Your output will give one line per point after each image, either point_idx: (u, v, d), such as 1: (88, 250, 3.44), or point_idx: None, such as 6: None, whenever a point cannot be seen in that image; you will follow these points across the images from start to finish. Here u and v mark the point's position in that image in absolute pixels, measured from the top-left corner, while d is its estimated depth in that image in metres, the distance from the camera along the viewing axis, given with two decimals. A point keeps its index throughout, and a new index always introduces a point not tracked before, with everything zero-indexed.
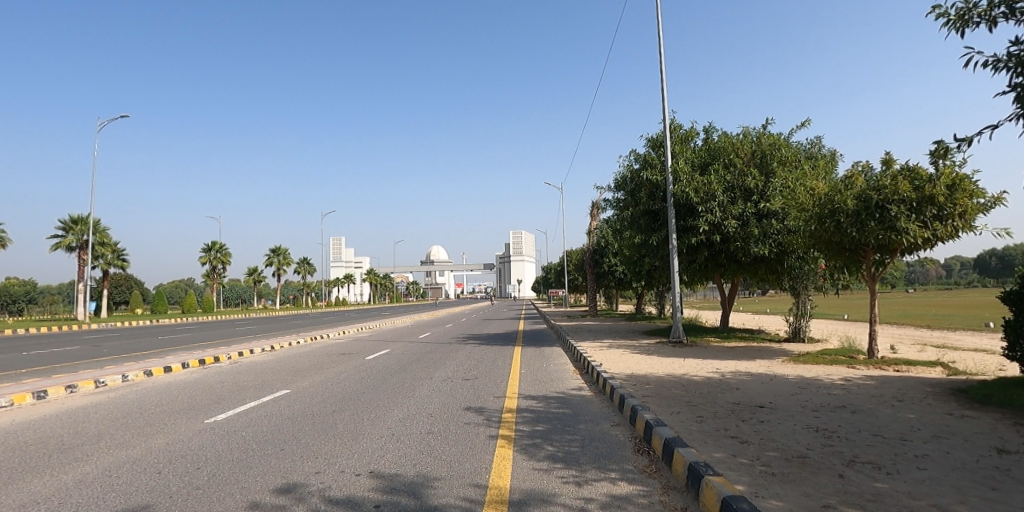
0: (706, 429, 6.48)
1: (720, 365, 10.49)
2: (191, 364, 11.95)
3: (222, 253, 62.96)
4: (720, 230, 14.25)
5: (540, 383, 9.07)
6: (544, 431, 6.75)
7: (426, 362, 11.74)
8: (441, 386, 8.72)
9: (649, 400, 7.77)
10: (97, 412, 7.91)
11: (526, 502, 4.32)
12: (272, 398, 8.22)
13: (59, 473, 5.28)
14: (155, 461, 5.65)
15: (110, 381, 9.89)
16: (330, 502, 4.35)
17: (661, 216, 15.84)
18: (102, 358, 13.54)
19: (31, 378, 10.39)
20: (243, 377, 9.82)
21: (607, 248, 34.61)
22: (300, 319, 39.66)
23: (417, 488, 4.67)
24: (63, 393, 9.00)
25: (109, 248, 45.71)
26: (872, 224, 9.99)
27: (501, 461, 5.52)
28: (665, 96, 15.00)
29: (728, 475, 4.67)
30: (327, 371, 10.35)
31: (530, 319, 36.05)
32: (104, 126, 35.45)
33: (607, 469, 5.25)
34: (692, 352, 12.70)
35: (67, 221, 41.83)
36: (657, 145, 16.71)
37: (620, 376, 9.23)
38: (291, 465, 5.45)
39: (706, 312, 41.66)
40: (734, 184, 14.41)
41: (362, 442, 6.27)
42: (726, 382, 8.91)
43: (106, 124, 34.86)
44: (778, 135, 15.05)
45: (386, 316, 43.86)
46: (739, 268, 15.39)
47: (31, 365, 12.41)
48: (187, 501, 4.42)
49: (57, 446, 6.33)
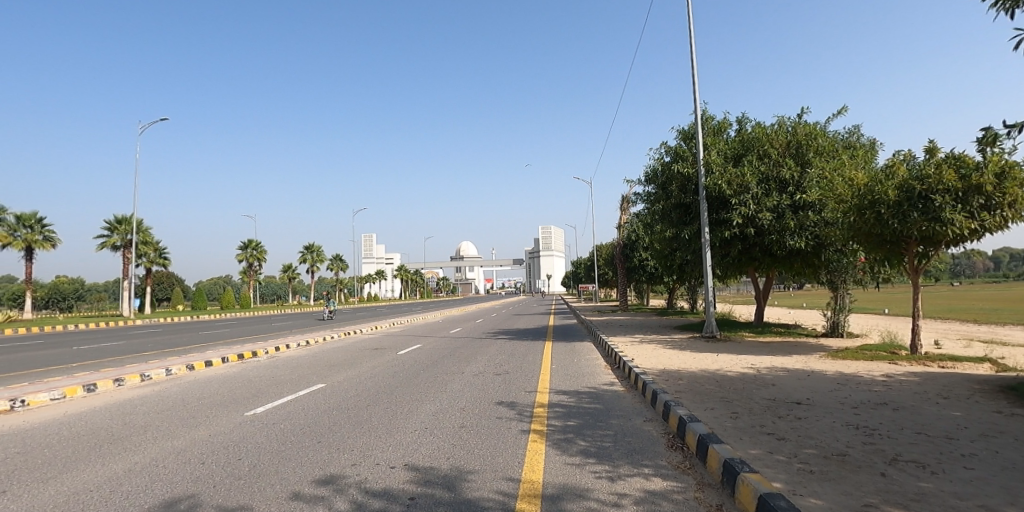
0: (741, 425, 6.38)
1: (755, 360, 10.26)
2: (230, 359, 12.28)
3: (257, 250, 64.48)
4: (755, 223, 13.94)
5: (572, 378, 9.06)
6: (576, 426, 6.74)
7: (457, 357, 11.79)
8: (472, 381, 8.75)
9: (682, 396, 7.67)
10: (144, 404, 8.24)
11: (561, 496, 4.32)
12: (308, 392, 8.39)
13: (109, 462, 5.52)
14: (199, 452, 5.85)
15: (155, 374, 10.25)
16: (367, 494, 4.44)
17: (693, 209, 15.61)
18: (146, 352, 14.05)
19: (82, 371, 10.83)
20: (280, 371, 10.03)
21: (638, 242, 34.25)
22: (337, 315, 40.79)
23: (451, 482, 4.73)
24: (112, 386, 9.41)
25: (152, 246, 47.38)
26: (915, 215, 9.62)
27: (534, 456, 5.55)
28: (696, 88, 14.64)
29: (763, 472, 4.58)
30: (360, 366, 10.51)
31: (562, 314, 35.81)
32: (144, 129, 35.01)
33: (640, 465, 5.21)
34: (726, 347, 12.48)
35: (112, 221, 43.49)
36: (688, 138, 16.42)
37: (652, 371, 9.14)
38: (328, 457, 5.57)
39: (740, 307, 40.70)
40: (769, 175, 14.03)
41: (396, 436, 6.37)
42: (761, 377, 8.74)
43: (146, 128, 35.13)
44: (814, 124, 14.62)
45: (419, 312, 44.65)
46: (774, 262, 15.02)
47: (82, 359, 12.97)
48: (229, 491, 4.56)
49: (107, 437, 6.61)
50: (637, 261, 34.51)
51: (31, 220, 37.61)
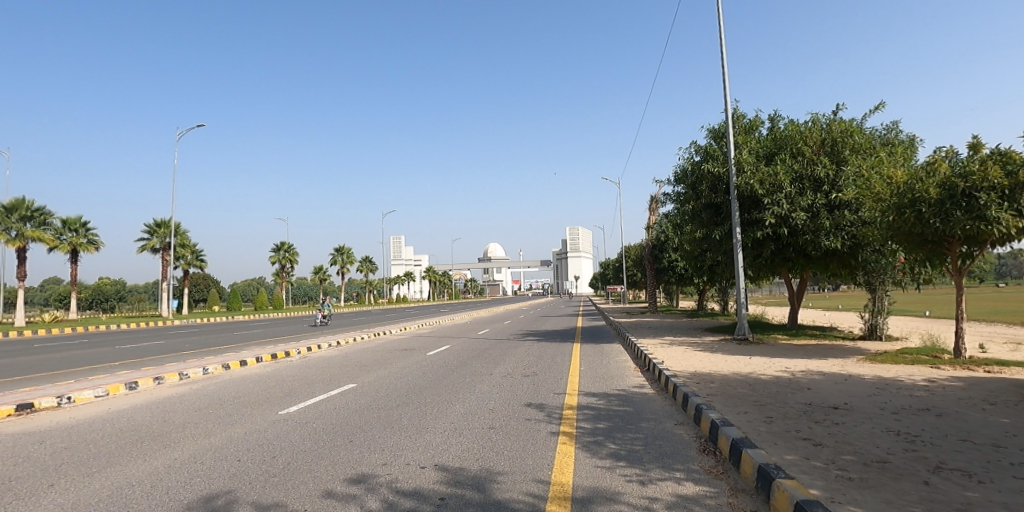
0: (776, 430, 6.23)
1: (790, 363, 10.01)
2: (264, 359, 12.57)
3: (289, 253, 65.90)
4: (788, 223, 13.62)
5: (601, 380, 8.98)
6: (606, 428, 6.68)
7: (485, 358, 11.81)
8: (501, 382, 8.76)
9: (714, 400, 7.53)
10: (182, 402, 8.49)
11: (591, 499, 4.28)
12: (340, 392, 8.51)
13: (150, 458, 5.70)
14: (235, 449, 5.99)
15: (192, 374, 10.53)
16: (398, 493, 4.48)
17: (724, 209, 15.35)
18: (184, 352, 14.49)
19: (123, 370, 11.22)
20: (312, 371, 10.20)
21: (667, 243, 33.83)
22: (367, 316, 41.39)
23: (481, 483, 4.73)
24: (152, 384, 9.73)
25: (189, 249, 48.89)
26: (958, 214, 9.25)
27: (563, 458, 5.51)
28: (727, 86, 14.40)
29: (801, 478, 4.45)
30: (390, 367, 10.62)
31: (589, 316, 35.60)
32: (181, 135, 36.06)
33: (672, 469, 5.14)
34: (759, 349, 12.22)
35: (152, 224, 45.05)
36: (718, 137, 16.16)
37: (683, 373, 9.00)
38: (359, 456, 5.63)
39: (772, 309, 39.80)
40: (803, 174, 13.70)
41: (426, 436, 6.42)
42: (796, 381, 8.52)
43: (183, 135, 36.38)
44: (850, 121, 14.22)
45: (447, 312, 45.02)
46: (809, 263, 14.65)
47: (124, 358, 13.44)
48: (265, 488, 4.65)
49: (148, 433, 6.83)
50: (666, 262, 34.09)
51: (76, 224, 39.21)
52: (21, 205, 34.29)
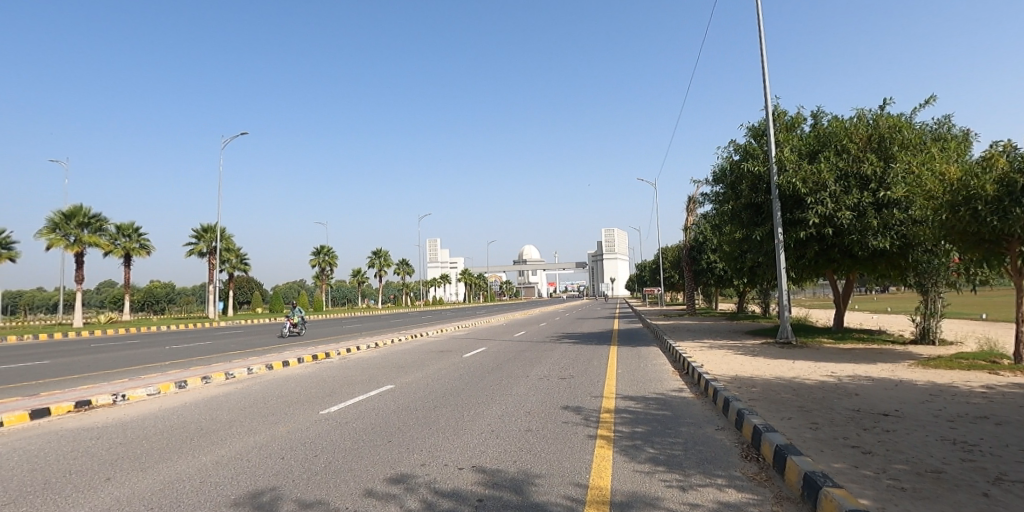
0: (822, 437, 6.03)
1: (836, 368, 9.67)
2: (306, 359, 12.91)
3: (328, 256, 67.51)
4: (833, 223, 13.18)
5: (639, 383, 8.87)
6: (644, 432, 6.59)
7: (522, 360, 11.82)
8: (537, 385, 8.75)
9: (757, 404, 7.34)
10: (229, 401, 8.79)
11: (630, 504, 4.23)
12: (379, 393, 8.66)
13: (200, 454, 5.94)
14: (278, 447, 6.17)
15: (237, 374, 10.88)
16: (437, 494, 4.53)
17: (765, 209, 14.95)
18: (229, 352, 15.00)
19: (174, 369, 11.70)
20: (351, 372, 10.41)
21: (706, 244, 33.17)
22: (406, 318, 42.10)
23: (519, 485, 4.74)
24: (200, 383, 10.11)
25: (235, 253, 50.68)
26: (1018, 212, 8.75)
27: (602, 462, 5.47)
28: (767, 82, 14.05)
29: (849, 487, 4.29)
30: (427, 368, 10.74)
31: (626, 318, 35.22)
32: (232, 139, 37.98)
33: (713, 475, 5.03)
34: (804, 353, 11.86)
35: (200, 229, 46.92)
36: (758, 135, 15.77)
37: (723, 378, 8.81)
38: (399, 456, 5.72)
39: (817, 311, 38.44)
40: (848, 172, 13.25)
41: (463, 437, 6.47)
42: (843, 386, 8.22)
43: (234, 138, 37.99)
44: (899, 116, 13.66)
45: (487, 314, 45.28)
46: (855, 264, 14.14)
47: (174, 358, 14.03)
48: (308, 485, 4.77)
49: (198, 431, 7.10)
50: (705, 263, 33.40)
51: (129, 230, 41.15)
52: (78, 213, 36.17)
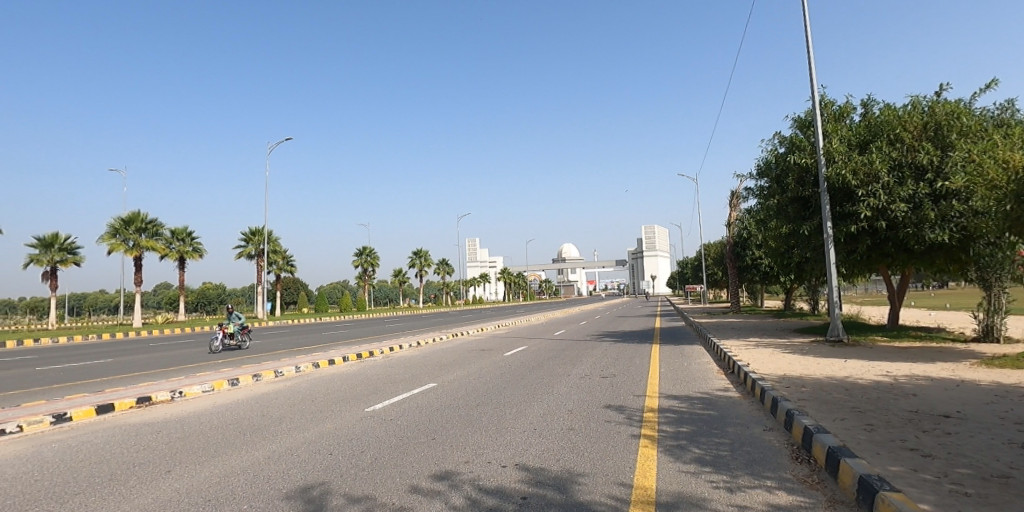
0: (877, 439, 5.79)
1: (891, 367, 9.26)
2: (350, 358, 13.25)
3: (370, 257, 69.02)
4: (886, 216, 12.63)
5: (682, 383, 8.72)
6: (689, 432, 6.48)
7: (563, 359, 11.78)
8: (578, 384, 8.71)
9: (807, 405, 7.11)
10: (278, 398, 9.11)
11: (676, 505, 4.17)
12: (421, 391, 8.81)
13: (253, 449, 6.18)
14: (327, 443, 6.36)
15: (286, 371, 11.27)
16: (481, 491, 4.58)
17: (813, 202, 14.46)
18: (278, 351, 15.53)
19: (226, 367, 12.18)
20: (394, 371, 10.61)
21: (750, 240, 32.31)
22: (447, 317, 42.62)
23: (563, 483, 4.74)
24: (251, 380, 10.52)
25: (281, 255, 52.45)
26: None
27: (646, 462, 5.41)
28: (813, 71, 13.59)
29: (908, 492, 4.12)
30: (468, 367, 10.85)
31: (667, 316, 34.67)
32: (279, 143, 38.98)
33: (762, 477, 4.91)
34: (856, 352, 11.41)
35: (249, 232, 48.71)
36: (805, 126, 15.25)
37: (771, 377, 8.57)
38: (443, 454, 5.81)
39: (869, 308, 36.79)
40: (902, 162, 12.67)
41: (506, 435, 6.51)
42: (899, 387, 7.87)
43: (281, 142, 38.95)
44: (957, 102, 12.96)
45: (526, 313, 45.39)
46: (911, 258, 13.51)
47: (226, 357, 14.60)
48: (355, 481, 4.90)
49: (250, 427, 7.39)
50: (749, 259, 32.48)
51: (183, 234, 43.09)
52: (136, 219, 37.99)
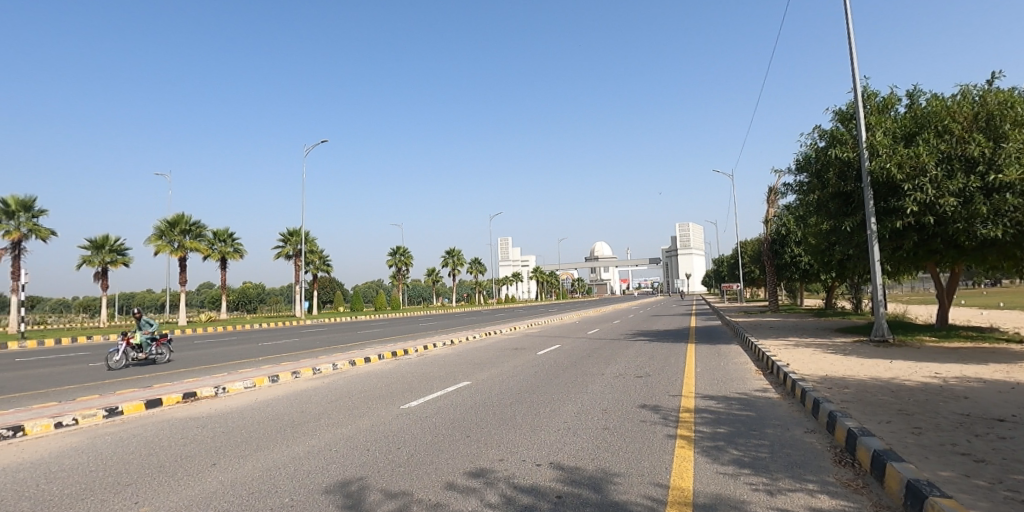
0: (925, 443, 5.59)
1: (941, 369, 8.89)
2: (386, 356, 13.49)
3: (404, 256, 69.97)
4: (934, 210, 12.13)
5: (719, 383, 8.58)
6: (727, 433, 6.38)
7: (597, 358, 11.73)
8: (612, 383, 8.66)
9: (850, 407, 6.91)
10: (317, 394, 9.36)
11: (714, 507, 4.12)
12: (456, 389, 8.92)
13: (294, 444, 6.38)
14: (365, 439, 6.51)
15: (324, 369, 11.56)
16: (516, 489, 4.61)
17: (855, 198, 13.99)
18: (316, 349, 15.94)
19: (266, 365, 12.56)
20: (429, 369, 10.75)
21: (788, 237, 31.47)
22: (480, 316, 42.90)
23: (598, 483, 4.73)
24: (290, 377, 10.82)
25: (318, 255, 53.70)
26: None
27: (682, 462, 5.35)
28: (855, 62, 13.16)
29: (960, 498, 3.96)
30: (502, 365, 10.91)
31: (703, 315, 34.06)
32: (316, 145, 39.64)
33: (803, 480, 4.80)
34: (903, 352, 11.01)
35: (286, 234, 50.01)
36: (846, 119, 14.76)
37: (812, 378, 8.34)
38: (478, 451, 5.87)
39: (917, 307, 35.31)
40: (951, 154, 12.14)
41: (541, 434, 6.54)
42: (949, 389, 7.56)
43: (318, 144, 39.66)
44: (1011, 90, 12.34)
45: (559, 312, 45.29)
46: (961, 255, 12.94)
47: (266, 354, 15.06)
48: (392, 476, 5.00)
49: (290, 422, 7.62)
50: (788, 257, 31.64)
51: (224, 236, 44.57)
52: (181, 221, 39.47)
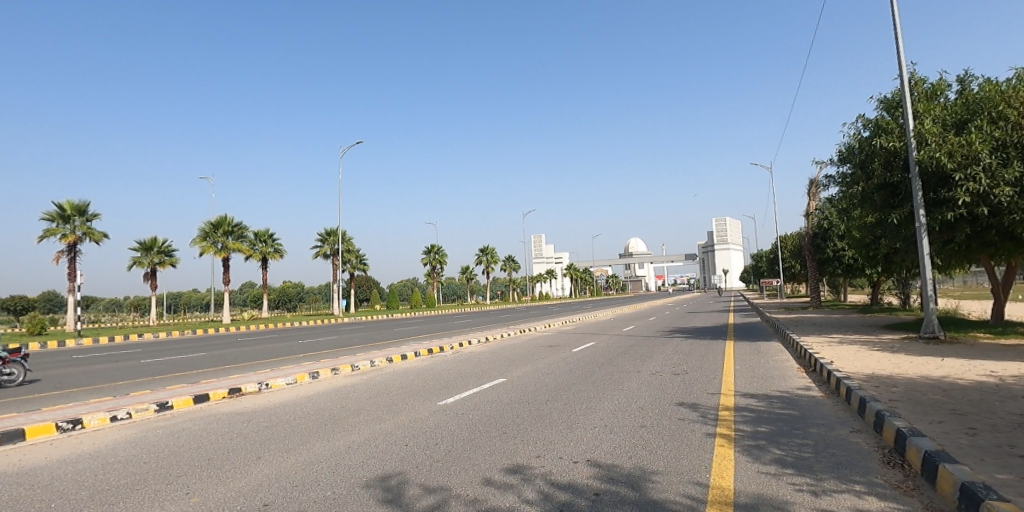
0: (981, 444, 5.36)
1: (998, 367, 8.48)
2: (422, 353, 13.68)
3: (438, 255, 70.61)
4: (989, 201, 11.55)
5: (759, 381, 8.40)
6: (768, 432, 6.25)
7: (633, 356, 11.63)
8: (649, 381, 8.59)
9: (899, 406, 6.66)
10: (355, 391, 9.58)
11: (756, 507, 4.05)
12: (491, 386, 9.00)
13: (336, 438, 6.57)
14: (404, 435, 6.64)
15: (362, 366, 11.80)
16: (553, 486, 4.64)
17: (903, 189, 13.45)
18: (354, 346, 16.32)
19: (306, 361, 12.93)
20: (464, 366, 10.86)
21: (830, 230, 30.46)
22: (515, 314, 43.01)
23: (636, 481, 4.72)
24: (330, 374, 11.11)
25: (354, 254, 54.78)
26: None
27: (722, 461, 5.28)
28: (901, 48, 12.64)
29: (1019, 502, 3.79)
30: (537, 362, 10.94)
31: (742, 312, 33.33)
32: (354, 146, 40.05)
33: (850, 481, 4.67)
34: (956, 350, 10.54)
35: (324, 234, 51.21)
36: (892, 107, 14.19)
37: (858, 376, 8.08)
38: (515, 448, 5.92)
39: (972, 303, 33.63)
40: (1007, 141, 11.54)
41: (577, 431, 6.54)
42: (1007, 388, 7.21)
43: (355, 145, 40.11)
44: None
45: (594, 309, 45.02)
46: (1019, 247, 12.27)
47: (306, 351, 15.49)
48: (431, 472, 5.09)
49: (332, 418, 7.84)
50: (830, 251, 30.62)
51: (265, 237, 45.94)
52: (224, 223, 40.90)
